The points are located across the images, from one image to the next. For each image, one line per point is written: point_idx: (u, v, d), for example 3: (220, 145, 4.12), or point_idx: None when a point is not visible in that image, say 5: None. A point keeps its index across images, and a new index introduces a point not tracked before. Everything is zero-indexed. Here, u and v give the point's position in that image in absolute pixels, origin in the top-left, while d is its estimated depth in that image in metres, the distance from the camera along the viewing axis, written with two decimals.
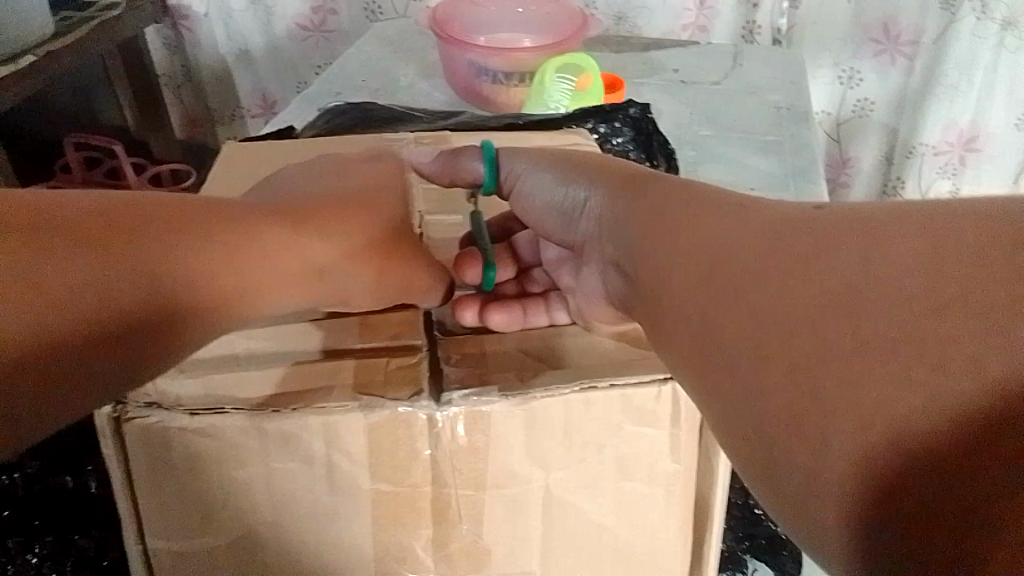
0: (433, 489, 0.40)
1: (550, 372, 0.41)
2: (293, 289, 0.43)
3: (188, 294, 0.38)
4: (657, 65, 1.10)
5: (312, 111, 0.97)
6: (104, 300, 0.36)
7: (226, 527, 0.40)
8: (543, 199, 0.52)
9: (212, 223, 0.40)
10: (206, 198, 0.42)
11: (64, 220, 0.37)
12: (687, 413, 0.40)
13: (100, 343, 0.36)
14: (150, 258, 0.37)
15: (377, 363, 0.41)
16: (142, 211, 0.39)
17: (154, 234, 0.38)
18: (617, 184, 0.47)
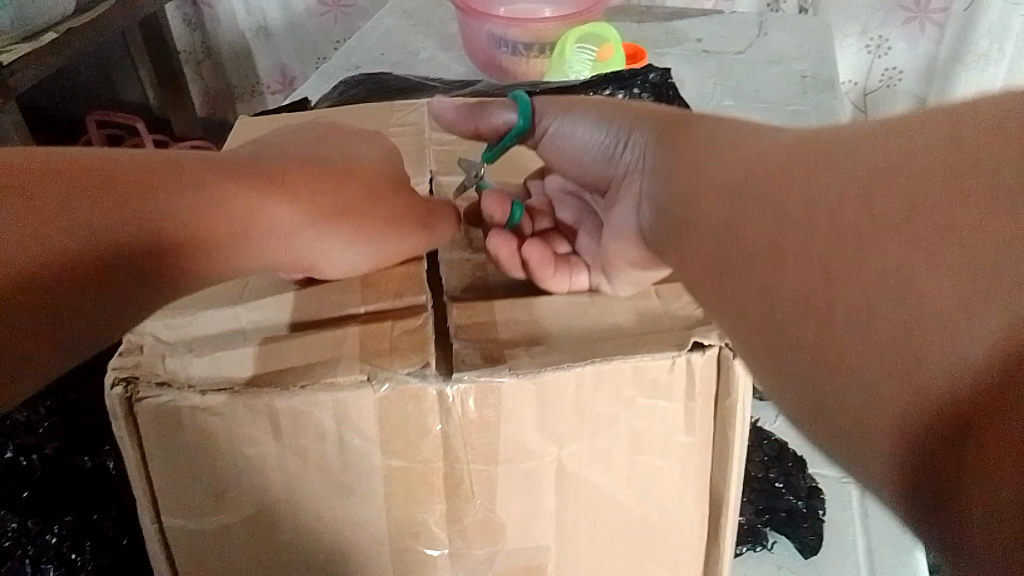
0: (445, 464, 0.39)
1: (561, 343, 0.40)
2: (299, 253, 0.42)
3: (176, 238, 0.38)
4: (679, 34, 1.08)
5: (330, 85, 0.97)
6: (90, 262, 0.35)
7: (239, 503, 0.40)
8: (584, 141, 0.52)
9: (201, 183, 0.40)
10: (191, 156, 0.41)
11: (42, 181, 0.36)
12: (702, 386, 0.39)
13: (93, 293, 0.35)
14: (134, 209, 0.37)
15: (382, 329, 0.39)
16: (127, 176, 0.38)
17: (135, 192, 0.37)
18: (655, 121, 0.47)
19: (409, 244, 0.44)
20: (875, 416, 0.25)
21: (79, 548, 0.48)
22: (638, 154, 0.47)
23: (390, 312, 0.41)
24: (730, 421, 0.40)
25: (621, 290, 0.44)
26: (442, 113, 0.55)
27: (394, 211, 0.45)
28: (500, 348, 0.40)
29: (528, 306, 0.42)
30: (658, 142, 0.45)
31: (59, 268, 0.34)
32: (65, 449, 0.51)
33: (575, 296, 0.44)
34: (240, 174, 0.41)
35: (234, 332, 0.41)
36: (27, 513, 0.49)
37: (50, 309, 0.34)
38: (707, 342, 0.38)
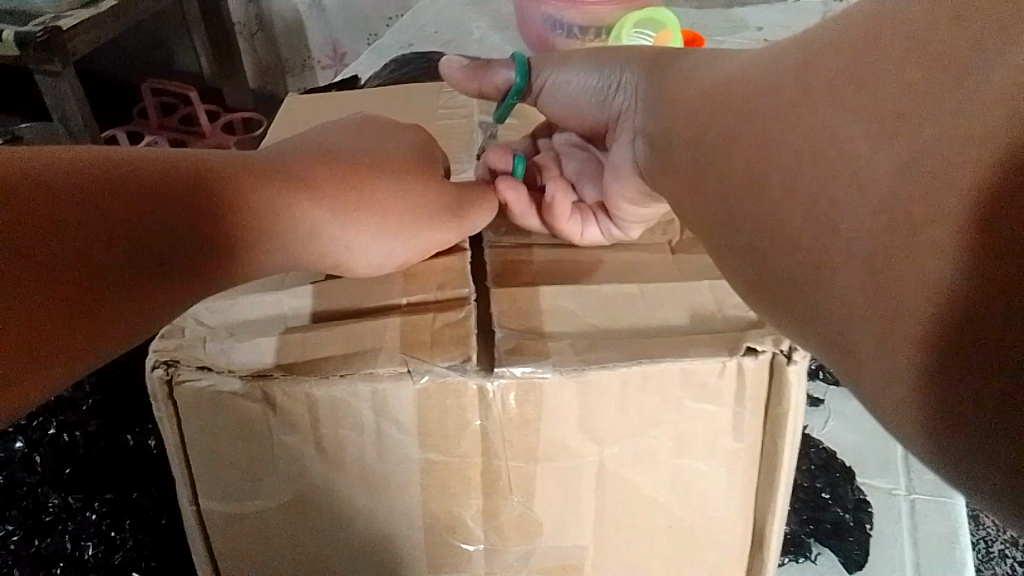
0: (484, 459, 0.38)
1: (609, 338, 0.38)
2: (343, 248, 0.41)
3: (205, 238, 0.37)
4: (741, 22, 1.05)
5: (382, 61, 0.96)
6: (113, 288, 0.34)
7: (276, 489, 0.39)
8: (580, 88, 0.52)
9: (231, 197, 0.38)
10: (219, 155, 0.40)
11: (74, 170, 0.34)
12: (754, 391, 0.37)
13: (119, 287, 0.34)
14: (165, 205, 0.36)
15: (424, 320, 0.38)
16: (164, 166, 0.37)
17: (167, 185, 0.36)
18: (648, 64, 0.48)
19: (451, 233, 0.43)
20: (933, 446, 0.24)
21: (118, 525, 0.47)
22: (631, 96, 0.49)
23: (432, 304, 0.40)
24: (783, 427, 0.38)
25: (629, 232, 0.47)
26: (447, 72, 0.55)
27: (439, 201, 0.44)
28: (542, 340, 0.38)
29: (578, 296, 0.40)
30: (649, 83, 0.47)
31: (88, 260, 0.33)
32: (108, 427, 0.50)
33: (625, 283, 0.41)
34: (287, 163, 0.41)
35: (274, 322, 0.40)
36: (70, 489, 0.48)
37: (76, 301, 0.33)
38: (760, 347, 0.36)
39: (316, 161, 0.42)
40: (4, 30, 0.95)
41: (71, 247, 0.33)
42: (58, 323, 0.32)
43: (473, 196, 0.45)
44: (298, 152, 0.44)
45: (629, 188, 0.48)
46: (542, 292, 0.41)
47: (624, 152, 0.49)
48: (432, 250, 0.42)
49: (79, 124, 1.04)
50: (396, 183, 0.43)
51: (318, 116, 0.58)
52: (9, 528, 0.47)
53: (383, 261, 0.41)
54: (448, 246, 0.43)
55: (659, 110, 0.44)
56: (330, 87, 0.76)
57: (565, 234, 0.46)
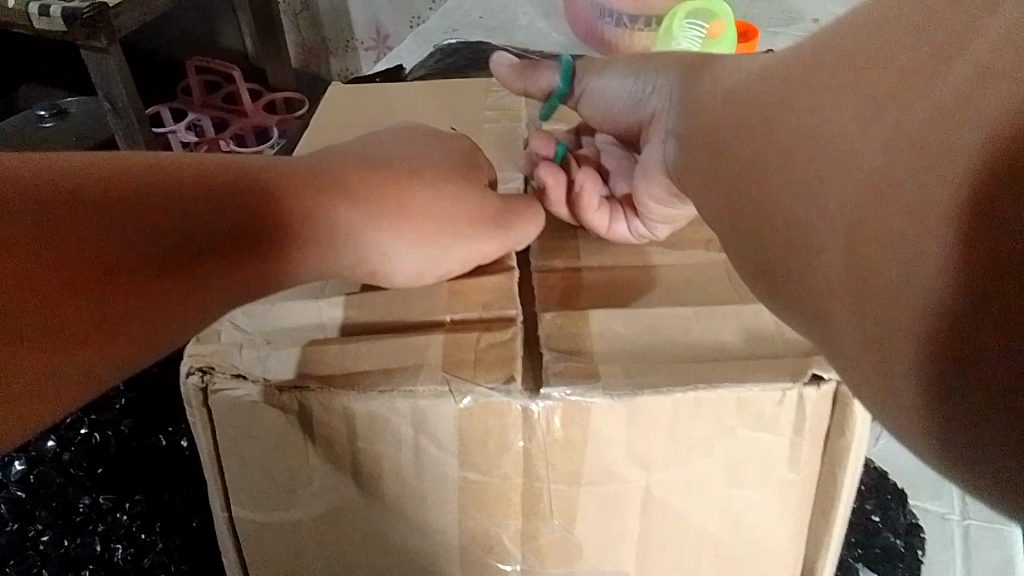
0: (525, 481, 0.37)
1: (659, 364, 0.36)
2: (384, 253, 0.39)
3: (236, 252, 0.35)
4: (795, 13, 1.01)
5: (425, 48, 0.95)
6: (115, 274, 0.32)
7: (310, 501, 0.38)
8: (617, 90, 0.50)
9: (242, 189, 0.36)
10: (255, 161, 0.39)
11: (100, 181, 0.33)
12: (813, 421, 0.36)
13: (141, 306, 0.33)
14: (193, 218, 0.34)
15: (467, 339, 0.37)
16: (195, 176, 0.35)
17: (197, 197, 0.35)
18: (681, 69, 0.45)
19: (493, 246, 0.41)
20: None
21: (149, 528, 0.46)
22: (661, 97, 0.46)
23: (476, 323, 0.38)
24: (842, 459, 0.36)
25: (656, 232, 0.45)
26: (496, 69, 0.56)
27: (484, 205, 0.42)
28: (591, 364, 0.36)
29: (627, 319, 0.39)
30: (680, 84, 0.44)
31: (109, 277, 0.32)
32: (139, 427, 0.51)
33: (680, 305, 0.40)
34: (328, 166, 0.40)
35: (314, 334, 0.39)
36: (100, 489, 0.48)
37: (92, 319, 0.31)
38: (826, 374, 0.35)
39: (359, 165, 0.41)
40: (53, 6, 0.94)
41: (94, 262, 0.31)
42: (74, 342, 0.31)
43: (517, 204, 0.43)
44: (341, 154, 0.42)
45: (658, 188, 0.45)
46: (591, 314, 0.39)
47: (654, 152, 0.46)
48: (476, 262, 0.41)
49: (125, 102, 1.04)
50: (437, 185, 0.42)
51: (360, 115, 0.56)
52: (38, 528, 0.46)
53: (425, 274, 0.40)
54: (489, 258, 0.41)
55: (687, 113, 0.41)
56: (374, 76, 0.74)
57: (593, 226, 0.46)
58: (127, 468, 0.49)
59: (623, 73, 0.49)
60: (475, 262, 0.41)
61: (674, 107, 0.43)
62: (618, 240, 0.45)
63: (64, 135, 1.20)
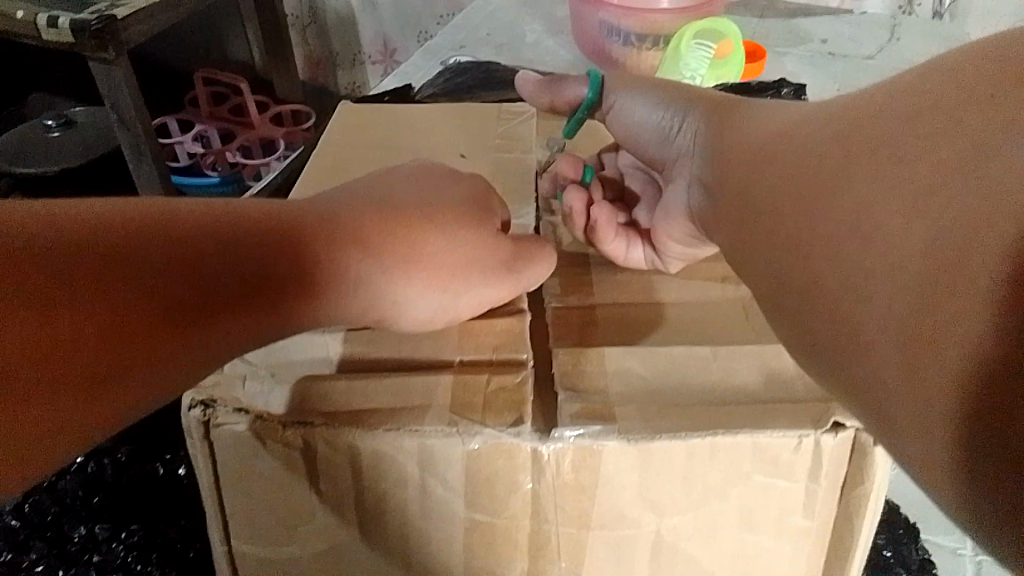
0: (533, 523, 0.36)
1: (672, 408, 0.36)
2: (391, 294, 0.38)
3: (248, 297, 0.34)
4: (804, 33, 1.00)
5: (434, 65, 0.94)
6: (112, 315, 0.31)
7: (314, 539, 0.38)
8: (642, 122, 0.51)
9: (255, 230, 0.36)
10: (269, 202, 0.38)
11: (113, 226, 0.33)
12: (828, 468, 0.35)
13: (150, 351, 0.32)
14: (205, 263, 0.34)
15: (477, 380, 0.37)
16: (210, 220, 0.35)
17: (210, 244, 0.34)
18: (709, 109, 0.46)
19: (504, 289, 0.40)
20: None
21: (145, 558, 0.45)
22: (688, 139, 0.46)
23: (486, 366, 0.38)
24: (858, 507, 0.36)
25: (670, 266, 0.46)
26: (521, 85, 0.58)
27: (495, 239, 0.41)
28: (603, 406, 0.36)
29: (643, 358, 0.39)
30: (708, 126, 0.44)
31: (115, 321, 0.31)
32: (138, 455, 0.50)
33: (696, 345, 0.39)
34: (337, 200, 0.40)
35: (319, 370, 0.38)
36: (96, 519, 0.47)
37: (98, 366, 0.31)
38: (848, 422, 0.34)
39: (368, 199, 0.40)
40: (61, 18, 0.94)
41: (101, 308, 0.31)
42: (81, 388, 0.31)
43: (528, 243, 0.42)
44: (350, 186, 0.41)
45: (677, 227, 0.46)
46: (604, 354, 0.39)
47: (679, 194, 0.47)
48: (487, 304, 0.40)
49: (131, 115, 1.04)
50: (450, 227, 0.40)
51: (367, 140, 0.56)
52: (32, 557, 0.45)
53: (436, 317, 0.39)
54: (501, 300, 0.40)
55: (715, 160, 0.42)
56: (382, 95, 0.74)
57: (610, 253, 0.47)
58: (124, 495, 0.48)
59: (649, 102, 0.50)
60: (486, 303, 0.40)
61: (701, 152, 0.44)
62: (631, 278, 0.45)
63: (70, 145, 1.19)
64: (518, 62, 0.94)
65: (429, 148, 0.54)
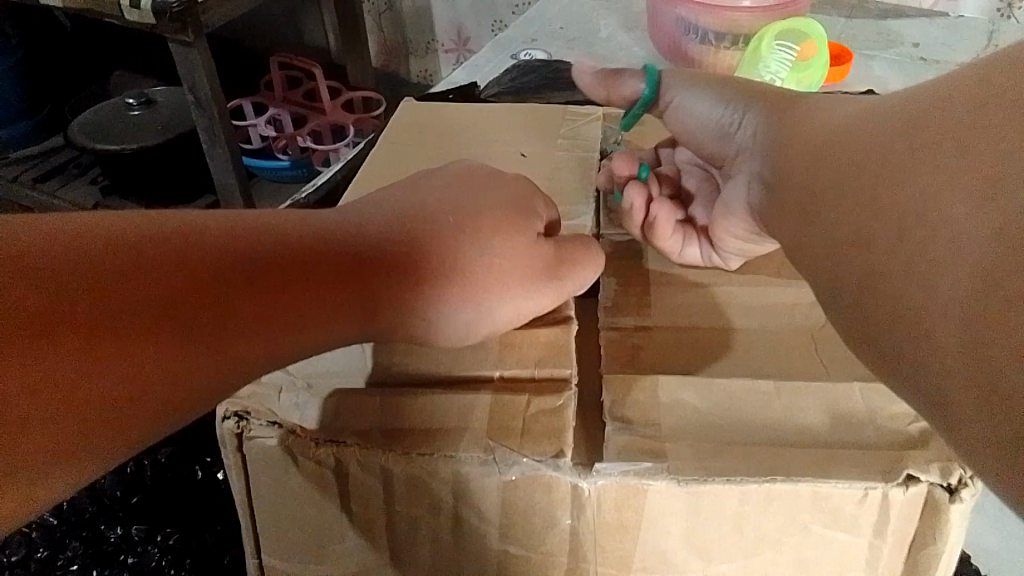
0: (571, 561, 0.34)
1: (729, 449, 0.33)
2: (421, 309, 0.36)
3: (264, 314, 0.32)
4: (894, 36, 0.94)
5: (503, 58, 0.92)
6: (121, 341, 0.29)
7: (344, 559, 0.36)
8: (703, 118, 0.50)
9: (286, 248, 0.33)
10: (291, 213, 0.36)
11: (117, 245, 0.31)
12: (897, 525, 0.32)
13: (166, 373, 0.30)
14: (218, 280, 0.31)
15: (516, 403, 0.35)
16: (221, 234, 0.33)
17: (222, 261, 0.32)
18: (773, 107, 0.44)
19: (546, 299, 0.38)
20: None
21: (178, 564, 0.47)
22: (748, 135, 0.45)
23: (527, 384, 0.36)
24: (924, 574, 0.33)
25: (730, 264, 0.45)
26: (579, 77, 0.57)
27: (537, 251, 0.38)
28: (654, 443, 0.33)
29: (701, 388, 0.36)
30: (769, 122, 0.43)
31: (123, 345, 0.29)
32: (178, 459, 0.52)
33: (760, 378, 0.37)
34: (376, 203, 0.38)
35: (353, 383, 0.37)
36: (134, 520, 0.49)
37: (109, 389, 0.29)
38: (923, 476, 0.31)
39: (398, 207, 0.37)
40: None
41: (108, 331, 0.29)
42: (93, 414, 0.29)
43: (575, 246, 0.40)
44: (396, 190, 0.40)
45: (738, 224, 0.44)
46: (659, 382, 0.37)
47: (738, 190, 0.46)
48: (527, 316, 0.38)
49: (206, 96, 1.04)
50: (486, 236, 0.37)
51: (425, 137, 0.54)
52: (68, 555, 0.48)
53: (469, 332, 0.36)
54: (542, 311, 0.38)
55: (775, 156, 0.40)
56: (448, 92, 0.72)
57: (665, 250, 0.45)
58: (162, 498, 0.51)
59: (710, 101, 0.49)
60: (528, 316, 0.38)
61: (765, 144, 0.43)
62: (691, 297, 0.42)
63: (148, 126, 1.20)
64: (589, 59, 0.91)
65: (489, 149, 0.52)
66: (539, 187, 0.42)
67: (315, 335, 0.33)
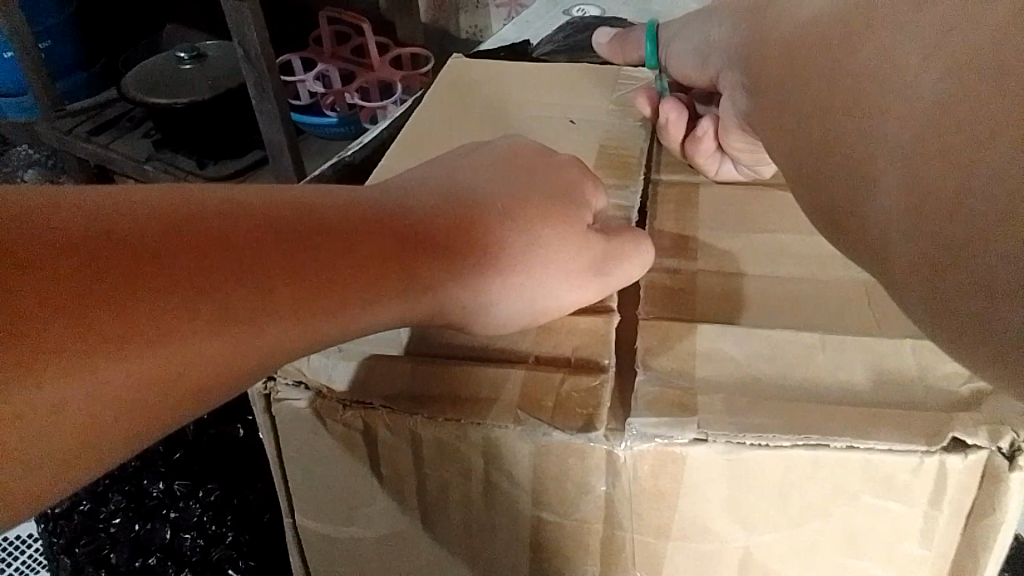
0: (606, 528, 0.33)
1: (767, 404, 0.32)
2: (463, 299, 0.34)
3: (308, 306, 0.30)
4: None
5: (554, 13, 0.89)
6: (159, 333, 0.27)
7: (377, 520, 0.36)
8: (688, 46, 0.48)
9: (323, 226, 0.31)
10: (330, 194, 0.34)
11: (156, 226, 0.28)
12: (954, 494, 0.30)
13: (199, 366, 0.28)
14: (261, 269, 0.29)
15: (548, 380, 0.34)
16: (263, 218, 0.30)
17: (265, 248, 0.30)
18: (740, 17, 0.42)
19: (593, 292, 0.37)
20: None
21: (219, 520, 0.49)
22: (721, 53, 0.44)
23: (563, 367, 0.35)
24: (981, 548, 0.31)
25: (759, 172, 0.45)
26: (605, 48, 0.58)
27: (587, 247, 0.37)
28: (685, 395, 0.32)
29: (743, 338, 0.35)
30: (735, 35, 0.41)
31: (163, 338, 0.27)
32: (220, 416, 0.53)
33: (804, 329, 0.35)
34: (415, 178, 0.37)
35: (387, 352, 0.36)
36: (177, 477, 0.51)
37: (141, 382, 0.27)
38: (970, 441, 0.29)
39: (436, 189, 0.36)
40: None
41: (147, 323, 0.27)
42: (123, 405, 0.27)
43: (622, 237, 0.38)
44: (432, 167, 0.38)
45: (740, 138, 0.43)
46: (700, 331, 0.36)
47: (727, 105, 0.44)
48: (568, 307, 0.36)
49: (257, 52, 1.03)
50: (537, 227, 0.36)
51: (471, 95, 0.53)
52: (111, 509, 0.50)
53: (509, 323, 0.36)
54: (586, 303, 0.37)
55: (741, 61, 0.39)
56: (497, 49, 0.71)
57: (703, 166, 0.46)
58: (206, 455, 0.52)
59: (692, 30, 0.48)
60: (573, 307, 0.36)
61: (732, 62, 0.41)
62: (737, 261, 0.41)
63: (199, 81, 1.20)
64: (644, 14, 0.87)
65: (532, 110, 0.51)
66: (581, 172, 0.40)
67: (350, 322, 0.31)
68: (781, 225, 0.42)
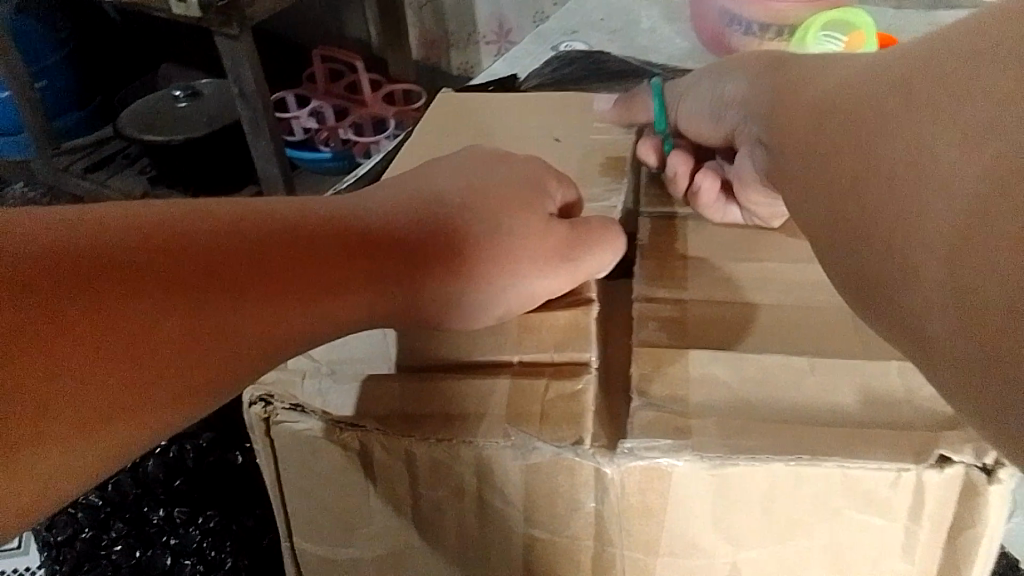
0: (596, 544, 0.34)
1: (757, 431, 0.33)
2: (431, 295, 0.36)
3: (268, 312, 0.32)
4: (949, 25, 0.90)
5: (544, 49, 0.91)
6: (132, 340, 0.29)
7: (373, 541, 0.37)
8: (702, 102, 0.50)
9: (280, 238, 0.33)
10: (291, 203, 0.36)
11: (125, 243, 0.31)
12: (932, 508, 0.31)
13: (172, 372, 0.30)
14: (224, 280, 0.32)
15: (534, 388, 0.35)
16: (222, 231, 0.33)
17: (227, 260, 0.32)
18: (759, 75, 0.44)
19: (560, 280, 0.37)
20: None
21: (218, 546, 0.50)
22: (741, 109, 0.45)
23: (547, 367, 0.36)
24: (960, 560, 0.32)
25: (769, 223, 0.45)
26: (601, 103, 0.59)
27: (549, 239, 0.38)
28: (679, 425, 0.33)
29: (732, 364, 0.36)
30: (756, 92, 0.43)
31: (136, 346, 0.30)
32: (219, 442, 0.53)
33: (794, 355, 0.36)
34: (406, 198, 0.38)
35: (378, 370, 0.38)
36: (177, 502, 0.52)
37: (119, 388, 0.29)
38: (956, 457, 0.30)
39: (404, 198, 0.38)
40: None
41: (121, 332, 0.29)
42: (104, 412, 0.29)
43: (585, 227, 0.39)
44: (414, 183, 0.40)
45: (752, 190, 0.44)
46: (690, 357, 0.37)
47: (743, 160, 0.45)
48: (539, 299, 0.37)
49: (251, 88, 1.05)
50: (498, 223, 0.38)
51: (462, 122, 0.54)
52: (113, 536, 0.52)
53: (478, 314, 0.36)
54: (555, 291, 0.37)
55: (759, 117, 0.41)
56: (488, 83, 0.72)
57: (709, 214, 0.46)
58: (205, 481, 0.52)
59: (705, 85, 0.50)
60: (543, 296, 0.37)
61: (752, 117, 0.43)
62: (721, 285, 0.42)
63: (194, 118, 1.22)
64: (632, 50, 0.89)
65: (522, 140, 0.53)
66: (545, 171, 0.42)
67: (313, 327, 0.33)
68: (765, 250, 0.43)
